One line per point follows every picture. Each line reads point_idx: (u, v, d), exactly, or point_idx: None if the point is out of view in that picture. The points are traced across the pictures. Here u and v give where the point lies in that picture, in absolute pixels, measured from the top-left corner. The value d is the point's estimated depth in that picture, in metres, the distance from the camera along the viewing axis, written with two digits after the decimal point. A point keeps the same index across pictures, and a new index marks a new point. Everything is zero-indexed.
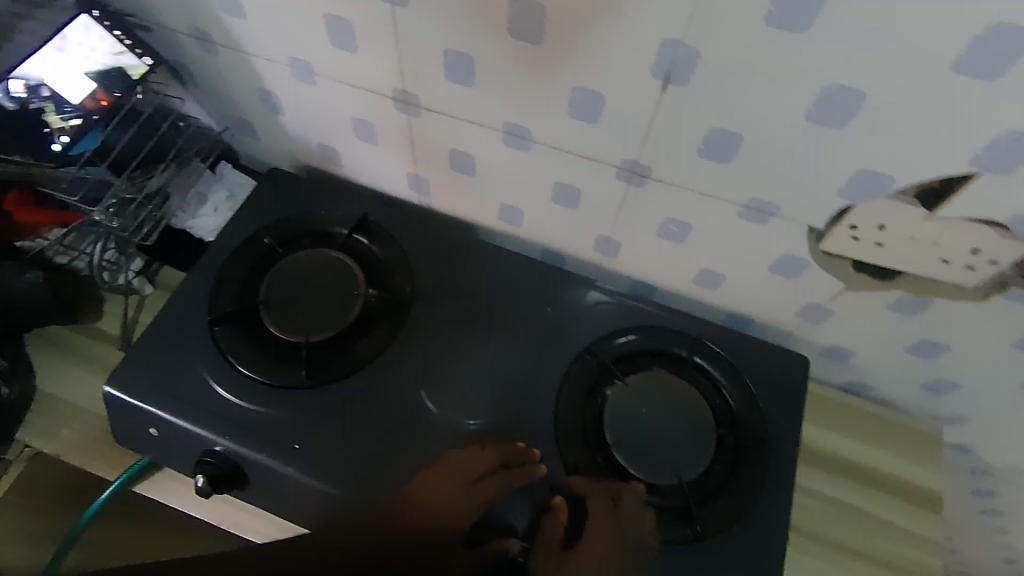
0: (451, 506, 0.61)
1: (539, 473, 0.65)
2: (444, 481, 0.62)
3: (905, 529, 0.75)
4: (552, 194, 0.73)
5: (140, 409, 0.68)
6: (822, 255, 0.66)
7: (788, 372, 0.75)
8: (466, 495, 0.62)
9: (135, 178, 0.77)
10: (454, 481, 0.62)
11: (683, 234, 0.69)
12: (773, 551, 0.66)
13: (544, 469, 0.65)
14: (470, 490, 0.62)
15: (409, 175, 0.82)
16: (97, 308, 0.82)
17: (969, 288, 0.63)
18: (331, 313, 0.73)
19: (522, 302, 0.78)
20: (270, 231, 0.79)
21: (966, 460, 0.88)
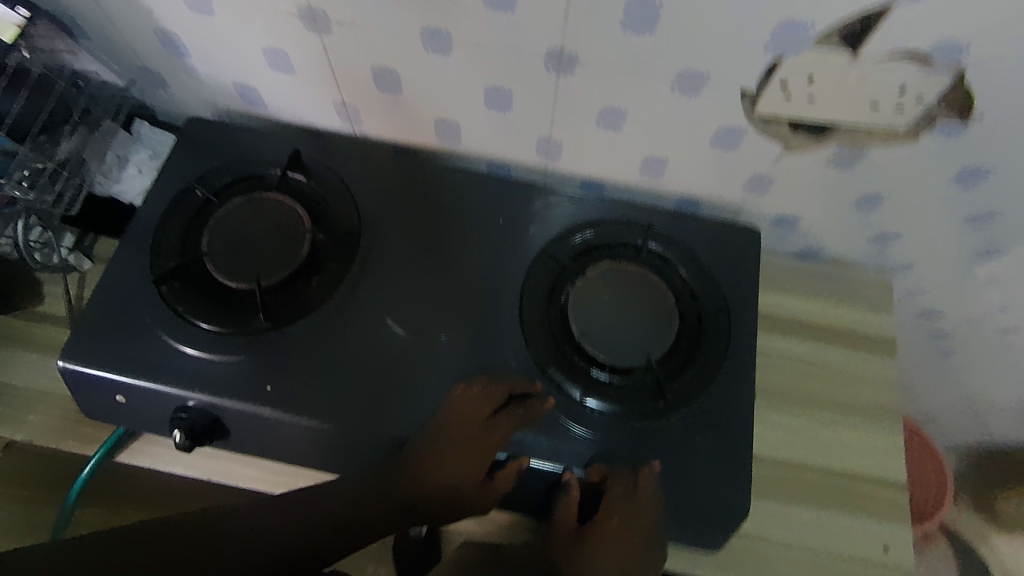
0: (460, 464, 0.61)
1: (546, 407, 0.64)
2: (454, 438, 0.61)
3: (861, 374, 0.79)
4: (483, 99, 0.68)
5: (100, 378, 0.65)
6: (759, 120, 0.63)
7: (744, 242, 0.74)
8: (475, 431, 0.62)
9: (43, 144, 0.72)
10: (465, 420, 0.62)
11: (620, 120, 0.66)
12: (740, 410, 0.66)
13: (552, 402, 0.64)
14: (479, 428, 0.62)
15: (336, 104, 0.75)
16: (36, 294, 0.79)
17: (900, 131, 0.60)
18: (278, 254, 0.69)
19: (471, 214, 0.75)
20: (202, 181, 0.74)
21: (915, 303, 0.93)
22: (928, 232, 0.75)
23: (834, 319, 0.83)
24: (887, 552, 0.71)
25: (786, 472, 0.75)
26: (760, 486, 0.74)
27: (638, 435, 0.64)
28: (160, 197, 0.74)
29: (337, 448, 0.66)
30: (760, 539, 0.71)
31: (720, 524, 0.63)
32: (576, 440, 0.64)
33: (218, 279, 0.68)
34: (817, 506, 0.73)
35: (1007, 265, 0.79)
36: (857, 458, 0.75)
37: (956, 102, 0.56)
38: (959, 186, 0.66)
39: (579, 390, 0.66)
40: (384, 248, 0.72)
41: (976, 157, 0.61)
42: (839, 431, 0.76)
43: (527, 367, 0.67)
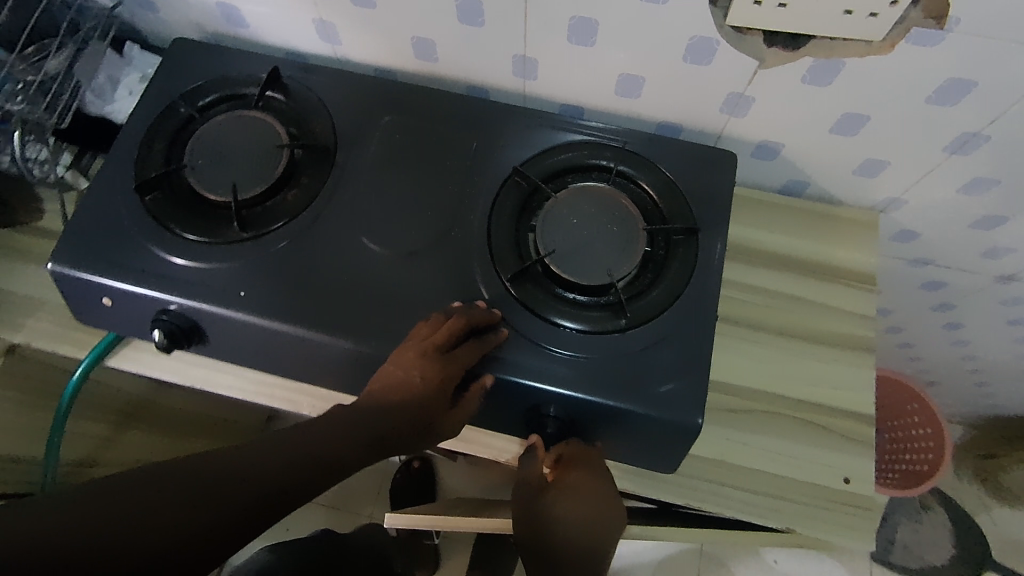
0: (427, 404, 0.61)
1: (503, 336, 0.65)
2: (417, 377, 0.61)
3: (837, 307, 0.78)
4: (456, 11, 0.68)
5: (87, 280, 0.68)
6: (731, 31, 0.62)
7: (720, 166, 0.73)
8: (432, 363, 0.61)
9: (30, 57, 0.74)
10: (422, 354, 0.61)
11: (593, 33, 0.66)
12: (705, 328, 0.66)
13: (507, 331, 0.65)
14: (437, 360, 0.62)
15: (315, 23, 0.76)
16: (34, 207, 0.83)
17: (877, 41, 0.60)
18: (255, 168, 0.71)
19: (447, 135, 0.75)
20: (186, 98, 0.75)
21: (905, 245, 0.91)
22: (912, 160, 0.73)
23: (815, 253, 0.81)
24: (848, 483, 0.71)
25: (753, 401, 0.74)
26: (725, 413, 0.74)
27: (599, 351, 0.65)
28: (146, 112, 0.75)
29: (307, 354, 0.68)
30: (720, 463, 0.72)
31: (674, 437, 0.64)
32: (538, 352, 0.65)
33: (198, 191, 0.70)
34: (782, 435, 0.73)
35: (998, 200, 0.76)
36: (827, 390, 0.75)
37: (933, 5, 0.56)
38: (941, 105, 0.64)
39: (544, 306, 0.67)
40: (359, 166, 0.73)
41: (953, 68, 0.60)
42: (810, 363, 0.76)
43: (493, 282, 0.68)
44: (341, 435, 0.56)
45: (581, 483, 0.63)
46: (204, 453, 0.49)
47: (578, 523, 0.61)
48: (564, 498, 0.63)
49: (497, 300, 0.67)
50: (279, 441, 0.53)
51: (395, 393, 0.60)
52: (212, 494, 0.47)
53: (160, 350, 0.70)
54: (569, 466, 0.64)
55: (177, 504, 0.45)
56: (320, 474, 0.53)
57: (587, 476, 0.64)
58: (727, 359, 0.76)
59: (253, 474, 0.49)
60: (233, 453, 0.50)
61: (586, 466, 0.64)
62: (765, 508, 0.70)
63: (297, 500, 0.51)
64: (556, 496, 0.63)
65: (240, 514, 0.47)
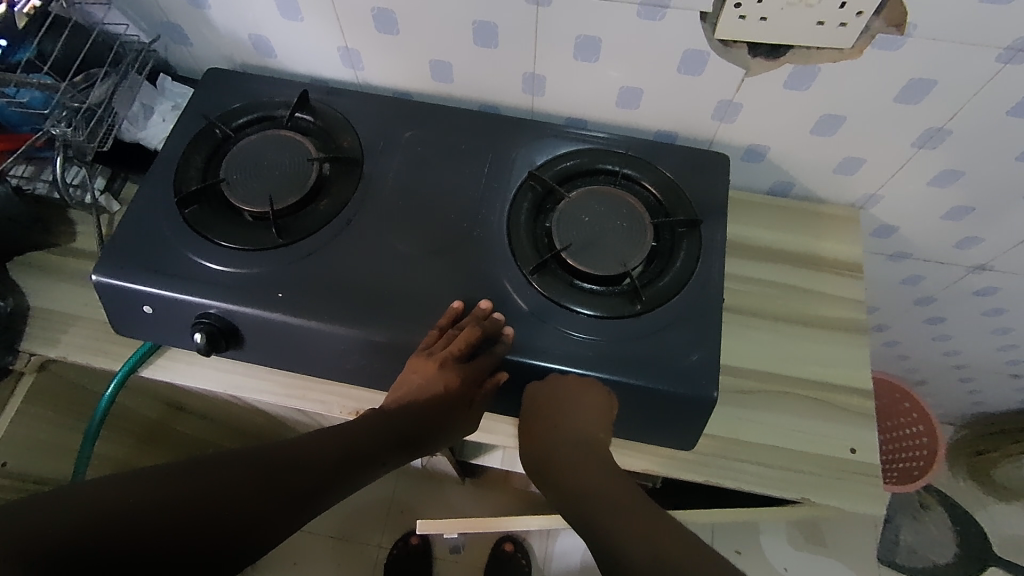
0: (440, 412, 0.67)
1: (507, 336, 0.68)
2: (426, 390, 0.66)
3: (829, 294, 0.84)
4: (471, 33, 0.76)
5: (130, 289, 0.72)
6: (719, 43, 0.71)
7: (715, 166, 0.80)
8: (437, 376, 0.65)
9: (78, 85, 0.78)
10: (427, 369, 0.66)
11: (596, 49, 0.74)
12: (712, 309, 0.71)
13: (510, 329, 0.69)
14: (442, 374, 0.66)
15: (340, 49, 0.83)
16: (69, 229, 0.87)
17: (846, 48, 0.68)
18: (289, 180, 0.76)
19: (465, 147, 0.81)
20: (221, 119, 0.82)
21: (884, 240, 0.98)
22: (886, 156, 0.81)
23: (805, 246, 0.88)
24: (854, 453, 0.76)
25: (760, 382, 0.79)
26: (735, 393, 0.79)
27: (617, 334, 0.70)
28: (183, 132, 0.81)
29: (342, 350, 0.72)
30: (733, 440, 0.77)
31: (692, 410, 0.68)
32: (561, 337, 0.70)
33: (235, 203, 0.75)
34: (789, 412, 0.78)
35: (964, 190, 0.84)
36: (826, 369, 0.80)
37: (893, 14, 0.64)
38: (906, 103, 0.73)
39: (563, 296, 0.72)
40: (384, 176, 0.79)
41: (915, 69, 0.69)
42: (809, 345, 0.81)
43: (515, 275, 0.73)
44: (380, 436, 0.63)
45: (553, 420, 0.67)
46: (263, 445, 0.54)
47: (568, 456, 0.64)
48: (550, 445, 0.66)
49: (520, 292, 0.72)
50: (320, 442, 0.58)
51: (409, 406, 0.65)
52: (272, 478, 0.52)
53: (198, 353, 0.73)
54: (538, 412, 0.68)
55: (236, 491, 0.49)
56: (341, 469, 0.57)
57: (553, 415, 0.67)
58: (733, 343, 0.81)
59: (308, 468, 0.55)
60: (258, 450, 0.53)
61: (546, 404, 0.68)
62: (779, 479, 0.75)
63: (315, 495, 0.54)
64: (538, 446, 0.67)
65: (293, 502, 0.52)
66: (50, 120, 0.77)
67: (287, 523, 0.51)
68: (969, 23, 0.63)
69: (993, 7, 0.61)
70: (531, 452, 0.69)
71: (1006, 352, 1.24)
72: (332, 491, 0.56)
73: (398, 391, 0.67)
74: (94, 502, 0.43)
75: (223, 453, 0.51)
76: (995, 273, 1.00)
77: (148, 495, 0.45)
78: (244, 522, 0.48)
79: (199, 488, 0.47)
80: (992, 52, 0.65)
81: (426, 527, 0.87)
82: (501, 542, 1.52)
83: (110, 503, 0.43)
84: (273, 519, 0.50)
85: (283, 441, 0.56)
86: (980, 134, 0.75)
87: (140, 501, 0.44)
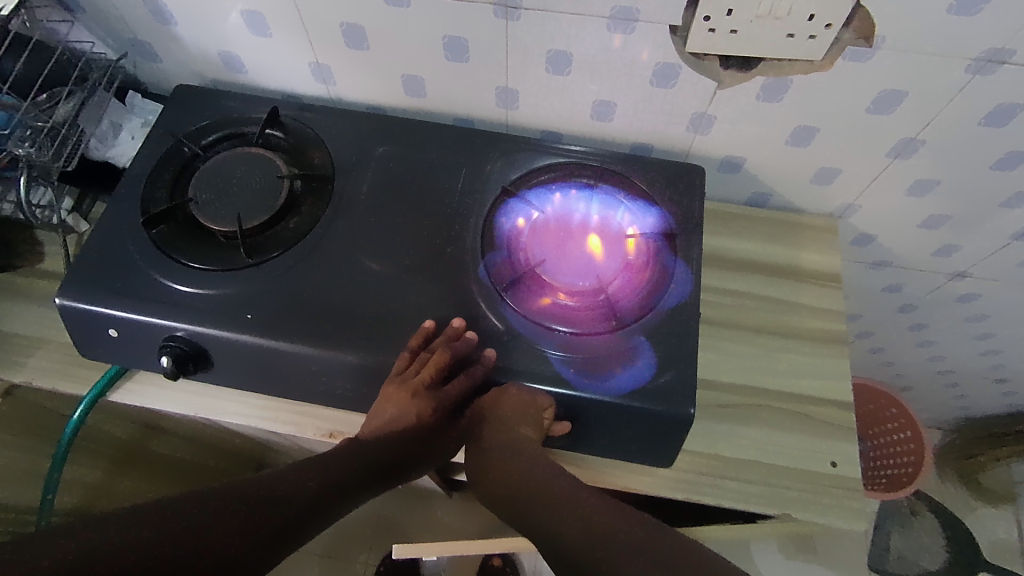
0: (415, 438, 0.66)
1: (489, 360, 0.67)
2: (398, 416, 0.66)
3: (808, 304, 0.84)
4: (442, 48, 0.75)
5: (94, 312, 0.70)
6: (690, 57, 0.70)
7: (689, 177, 0.80)
8: (409, 403, 0.66)
9: (41, 104, 0.77)
10: (399, 395, 0.66)
11: (568, 63, 0.74)
12: (689, 323, 0.70)
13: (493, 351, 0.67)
14: (413, 401, 0.66)
15: (311, 65, 0.82)
16: (35, 251, 0.85)
17: (817, 60, 0.68)
18: (259, 198, 0.75)
19: (439, 163, 0.80)
20: (190, 139, 0.80)
21: (864, 248, 0.97)
22: (861, 166, 0.81)
23: (785, 257, 0.87)
24: (835, 467, 0.76)
25: (741, 396, 0.78)
26: (716, 408, 0.78)
27: (592, 352, 0.69)
28: (151, 152, 0.80)
29: (314, 372, 0.71)
30: (714, 456, 0.76)
31: (671, 427, 0.67)
32: (537, 356, 0.68)
33: (202, 223, 0.74)
34: (769, 426, 0.77)
35: (941, 199, 0.84)
36: (806, 381, 0.79)
37: (863, 27, 0.64)
38: (879, 114, 0.73)
39: (539, 313, 0.70)
40: (357, 193, 0.78)
41: (893, 79, 0.68)
42: (789, 358, 0.81)
43: (489, 293, 0.72)
44: (357, 464, 0.61)
45: (489, 424, 0.65)
46: (239, 479, 0.52)
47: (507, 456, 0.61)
48: (484, 454, 0.63)
49: (494, 309, 0.71)
50: (298, 474, 0.56)
51: (382, 431, 0.65)
52: (247, 509, 0.48)
53: (166, 376, 0.72)
54: (479, 419, 0.67)
55: (218, 525, 0.46)
56: (321, 499, 0.55)
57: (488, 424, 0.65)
58: (713, 357, 0.80)
59: (286, 499, 0.52)
60: (236, 483, 0.51)
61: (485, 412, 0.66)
62: (761, 496, 0.74)
63: (298, 526, 0.51)
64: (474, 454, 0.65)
65: (277, 533, 0.49)
66: (12, 140, 0.75)
67: (269, 549, 0.48)
68: (937, 36, 0.63)
69: (959, 18, 0.61)
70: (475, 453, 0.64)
71: (990, 356, 1.24)
72: (312, 522, 0.53)
73: (377, 420, 0.66)
74: (65, 548, 0.39)
75: (200, 488, 0.48)
76: (976, 279, 1.00)
77: (120, 536, 0.41)
78: (220, 557, 0.44)
79: (181, 524, 0.44)
80: (961, 63, 0.65)
81: (404, 550, 0.85)
82: (490, 556, 1.45)
83: (75, 552, 0.39)
84: (253, 554, 0.46)
85: (250, 477, 0.52)
86: (952, 144, 0.75)
87: (117, 545, 0.41)
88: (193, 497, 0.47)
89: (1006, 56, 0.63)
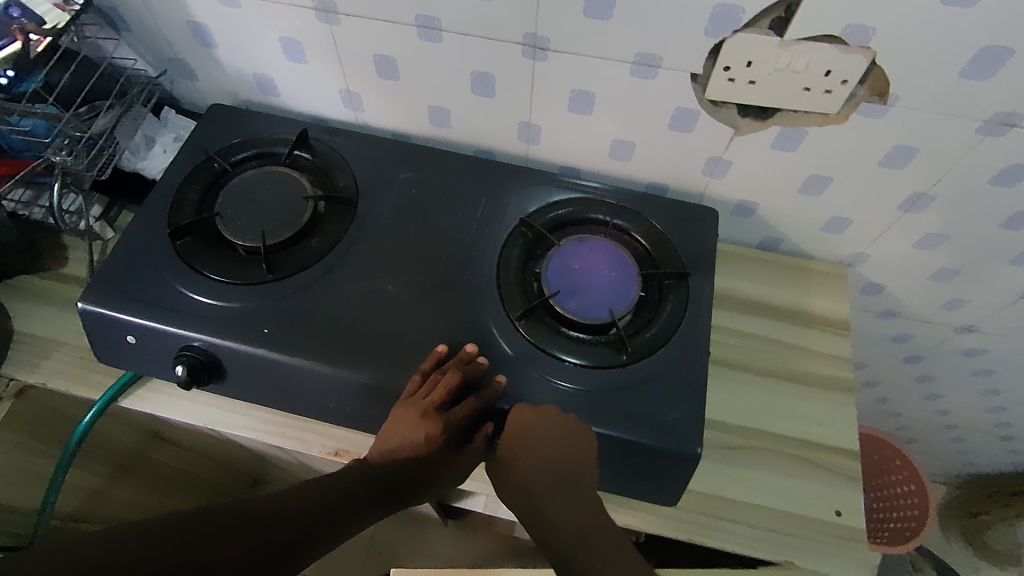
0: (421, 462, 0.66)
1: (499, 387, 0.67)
2: (404, 439, 0.65)
3: (817, 350, 0.84)
4: (469, 83, 0.78)
5: (115, 318, 0.72)
6: (709, 104, 0.73)
7: (704, 218, 0.82)
8: (416, 427, 0.65)
9: (82, 116, 0.79)
10: (407, 419, 0.65)
11: (590, 102, 0.76)
12: (699, 362, 0.71)
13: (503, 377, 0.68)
14: (421, 424, 0.65)
15: (341, 91, 0.85)
16: (60, 256, 0.87)
17: (832, 113, 0.70)
18: (283, 217, 0.77)
19: (459, 191, 0.82)
20: (220, 155, 0.83)
21: (872, 297, 0.98)
22: (873, 217, 0.82)
23: (795, 302, 0.88)
24: (840, 516, 0.75)
25: (746, 438, 0.79)
26: (722, 450, 0.78)
27: (602, 386, 0.69)
28: (181, 165, 0.82)
29: (324, 389, 0.71)
30: (718, 497, 0.75)
31: (678, 466, 0.67)
32: (546, 387, 0.69)
33: (227, 237, 0.76)
34: (775, 470, 0.77)
35: (950, 253, 0.85)
36: (813, 427, 0.80)
37: (877, 84, 0.66)
38: (891, 168, 0.74)
39: (551, 344, 0.71)
40: (378, 216, 0.80)
41: (905, 135, 0.70)
42: (797, 403, 0.81)
43: (503, 321, 0.73)
44: (363, 488, 0.61)
45: (529, 446, 0.66)
46: (246, 496, 0.52)
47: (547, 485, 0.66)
48: (525, 472, 0.67)
49: (506, 337, 0.72)
50: (305, 492, 0.56)
51: (388, 454, 0.65)
52: (255, 526, 0.49)
53: (179, 385, 0.73)
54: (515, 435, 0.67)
55: (225, 539, 0.46)
56: (327, 518, 0.55)
57: (530, 448, 0.66)
58: (721, 397, 0.81)
59: (294, 515, 0.53)
60: (245, 497, 0.51)
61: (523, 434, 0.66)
62: (764, 541, 0.73)
63: (304, 543, 0.52)
64: (512, 463, 0.68)
65: (283, 549, 0.49)
66: (51, 148, 0.77)
67: (263, 566, 0.47)
68: (950, 96, 0.65)
69: (971, 81, 0.63)
70: (513, 465, 0.68)
71: (996, 413, 1.23)
72: (318, 541, 0.53)
73: (385, 438, 0.66)
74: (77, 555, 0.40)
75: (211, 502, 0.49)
76: (984, 334, 1.00)
77: (128, 547, 0.42)
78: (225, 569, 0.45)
79: (188, 535, 0.45)
80: (973, 123, 0.67)
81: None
82: None
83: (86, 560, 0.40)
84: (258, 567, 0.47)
85: (258, 493, 0.53)
86: (963, 200, 0.76)
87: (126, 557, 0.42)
88: (203, 509, 0.47)
89: (1016, 119, 0.65)
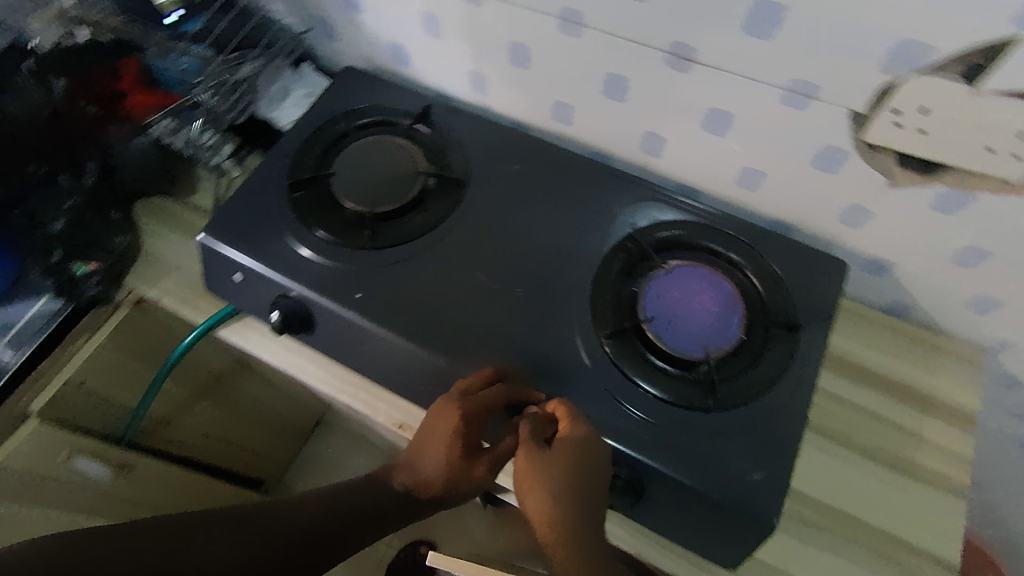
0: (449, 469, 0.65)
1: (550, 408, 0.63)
2: (434, 444, 0.65)
3: (931, 439, 0.75)
4: (601, 84, 0.75)
5: (228, 255, 0.76)
6: (865, 147, 0.65)
7: (828, 269, 0.74)
8: (446, 437, 0.64)
9: (230, 60, 0.87)
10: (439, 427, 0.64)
11: (726, 124, 0.71)
12: (792, 425, 0.65)
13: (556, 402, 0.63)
14: (451, 436, 0.64)
15: (470, 73, 0.85)
16: (191, 186, 0.94)
17: (1012, 181, 0.61)
18: (393, 188, 0.78)
19: (568, 192, 0.80)
20: (346, 118, 0.86)
21: (1009, 394, 0.86)
22: None
23: (915, 380, 0.78)
24: None
25: (828, 518, 0.71)
26: (798, 523, 0.71)
27: (680, 426, 0.65)
28: (310, 121, 0.85)
29: (401, 363, 0.72)
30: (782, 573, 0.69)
31: (747, 531, 0.62)
32: (621, 413, 0.66)
33: (338, 198, 0.78)
34: (854, 560, 0.69)
35: None
36: (909, 525, 0.71)
37: None
38: None
39: (635, 370, 0.67)
40: (483, 203, 0.79)
41: None
42: (895, 493, 0.72)
43: (588, 335, 0.70)
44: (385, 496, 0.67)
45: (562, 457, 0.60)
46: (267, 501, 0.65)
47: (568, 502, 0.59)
48: (547, 479, 0.60)
49: (589, 352, 0.69)
50: (324, 496, 0.67)
51: (420, 458, 0.66)
52: (266, 535, 0.61)
53: (273, 329, 0.76)
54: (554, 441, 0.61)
55: (238, 542, 0.59)
56: (339, 525, 0.65)
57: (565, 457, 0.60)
58: (807, 466, 0.74)
59: (306, 521, 0.63)
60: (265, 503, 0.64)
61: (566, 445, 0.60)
62: None
63: (311, 548, 0.62)
64: (537, 467, 0.61)
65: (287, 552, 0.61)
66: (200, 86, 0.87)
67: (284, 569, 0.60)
68: None
69: None
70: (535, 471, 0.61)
71: None
72: (327, 546, 0.63)
73: (419, 445, 0.67)
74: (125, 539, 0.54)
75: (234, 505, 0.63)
76: None
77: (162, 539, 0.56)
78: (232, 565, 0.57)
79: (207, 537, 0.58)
80: None
81: None
82: None
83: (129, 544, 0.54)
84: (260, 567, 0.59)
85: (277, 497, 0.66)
86: None
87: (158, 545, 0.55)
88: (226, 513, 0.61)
89: None
